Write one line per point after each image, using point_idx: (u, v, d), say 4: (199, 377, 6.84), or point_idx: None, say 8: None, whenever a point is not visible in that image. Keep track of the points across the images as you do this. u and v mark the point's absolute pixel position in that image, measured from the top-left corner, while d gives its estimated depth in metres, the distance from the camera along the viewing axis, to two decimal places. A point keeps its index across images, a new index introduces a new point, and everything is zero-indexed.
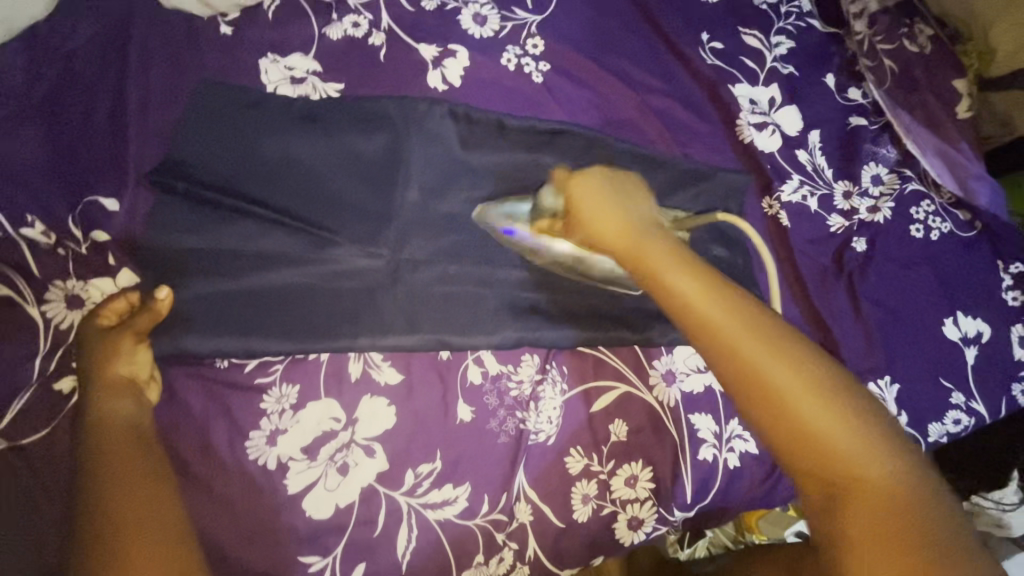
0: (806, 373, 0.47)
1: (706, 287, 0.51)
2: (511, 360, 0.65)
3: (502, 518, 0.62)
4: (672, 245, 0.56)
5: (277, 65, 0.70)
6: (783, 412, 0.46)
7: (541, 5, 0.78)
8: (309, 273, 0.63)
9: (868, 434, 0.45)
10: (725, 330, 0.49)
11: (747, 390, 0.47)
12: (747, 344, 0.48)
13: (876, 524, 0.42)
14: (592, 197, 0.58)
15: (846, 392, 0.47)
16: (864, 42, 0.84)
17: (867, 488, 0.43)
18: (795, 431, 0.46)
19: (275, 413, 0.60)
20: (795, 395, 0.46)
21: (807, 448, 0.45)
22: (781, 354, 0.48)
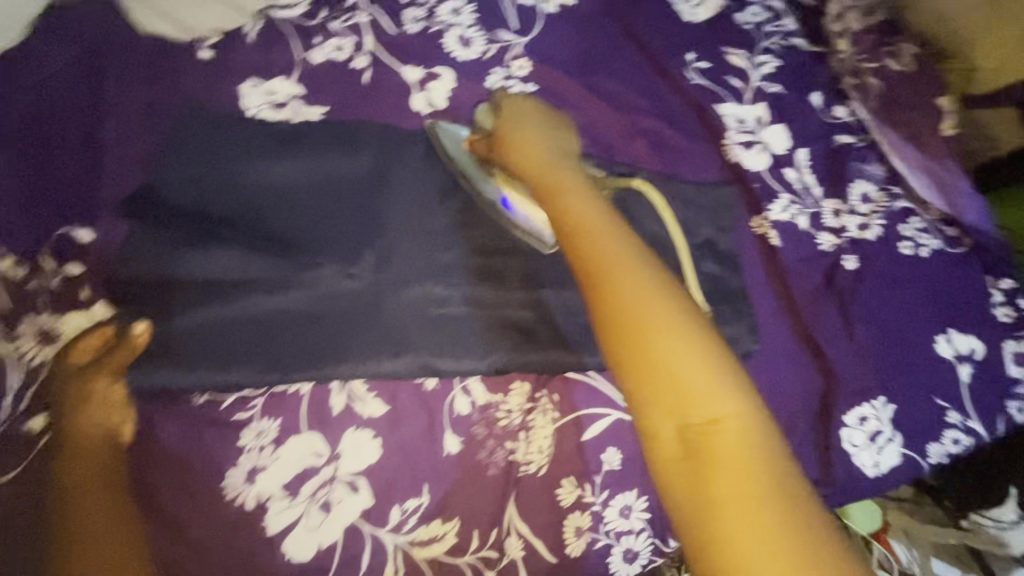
0: (675, 318, 0.47)
1: (598, 235, 0.52)
2: (499, 389, 0.63)
3: (492, 555, 0.59)
4: (585, 192, 0.58)
5: (258, 90, 0.69)
6: (643, 353, 0.45)
7: (526, 27, 0.78)
8: (287, 299, 0.62)
9: (728, 385, 0.44)
10: (608, 268, 0.50)
11: (613, 330, 0.47)
12: (622, 282, 0.49)
13: (729, 482, 0.40)
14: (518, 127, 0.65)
15: (706, 340, 0.46)
16: (847, 60, 0.84)
17: (717, 440, 0.42)
18: (653, 377, 0.45)
19: (255, 449, 0.57)
20: (659, 338, 0.46)
21: (663, 396, 0.44)
22: (654, 297, 0.48)
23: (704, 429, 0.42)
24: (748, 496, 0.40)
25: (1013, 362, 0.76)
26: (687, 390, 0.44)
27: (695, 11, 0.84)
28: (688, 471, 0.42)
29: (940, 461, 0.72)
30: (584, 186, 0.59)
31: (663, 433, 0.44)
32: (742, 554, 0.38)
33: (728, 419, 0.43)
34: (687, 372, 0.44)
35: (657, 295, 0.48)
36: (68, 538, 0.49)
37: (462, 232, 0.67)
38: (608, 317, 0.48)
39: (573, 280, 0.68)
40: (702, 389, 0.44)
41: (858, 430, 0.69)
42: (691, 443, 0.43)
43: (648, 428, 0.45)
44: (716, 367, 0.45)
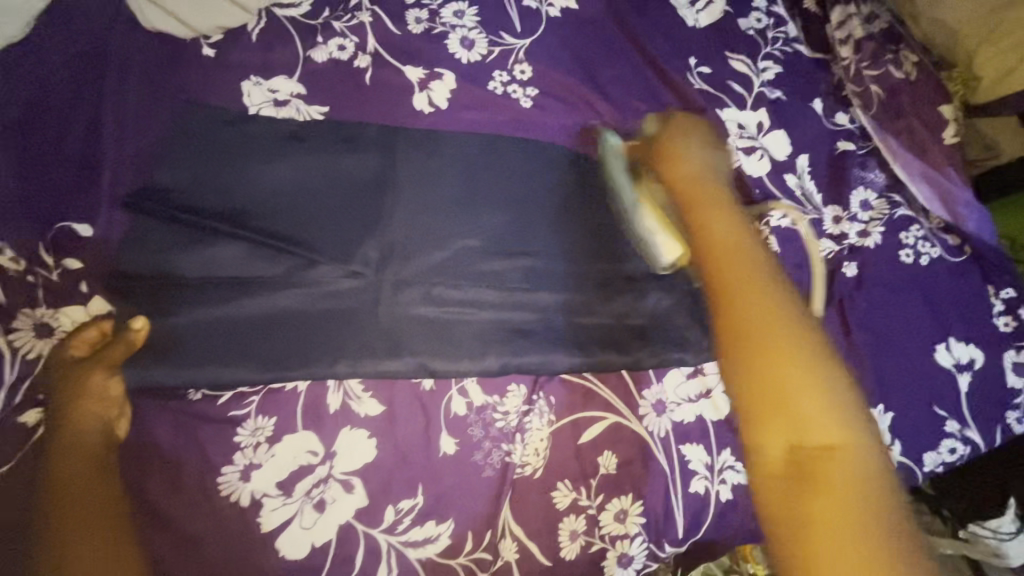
0: (811, 358, 0.52)
1: (732, 269, 0.58)
2: (496, 390, 0.63)
3: (486, 557, 0.59)
4: (733, 226, 0.63)
5: (259, 88, 0.69)
6: (775, 375, 0.51)
7: (528, 30, 0.78)
8: (285, 297, 0.62)
9: (848, 420, 0.49)
10: (746, 298, 0.56)
11: (746, 348, 0.53)
12: (760, 313, 0.55)
13: (828, 505, 0.45)
14: (682, 153, 0.69)
15: (837, 385, 0.51)
16: (850, 67, 0.84)
17: (827, 465, 0.47)
18: (775, 400, 0.50)
19: (250, 446, 0.57)
20: (791, 369, 0.51)
21: (781, 418, 0.50)
22: (791, 336, 0.53)
23: (819, 454, 0.47)
24: (846, 521, 0.44)
25: (1012, 372, 0.75)
26: (810, 418, 0.49)
27: (698, 15, 0.84)
28: (790, 486, 0.47)
29: (937, 469, 0.72)
30: (731, 218, 0.64)
31: (772, 452, 0.49)
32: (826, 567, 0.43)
33: (840, 452, 0.48)
34: (810, 401, 0.50)
35: (796, 334, 0.53)
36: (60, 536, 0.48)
37: (462, 233, 0.67)
38: (739, 340, 0.54)
39: (572, 284, 0.68)
40: (822, 419, 0.49)
41: None
42: (802, 464, 0.47)
43: (756, 442, 0.50)
44: (841, 403, 0.50)
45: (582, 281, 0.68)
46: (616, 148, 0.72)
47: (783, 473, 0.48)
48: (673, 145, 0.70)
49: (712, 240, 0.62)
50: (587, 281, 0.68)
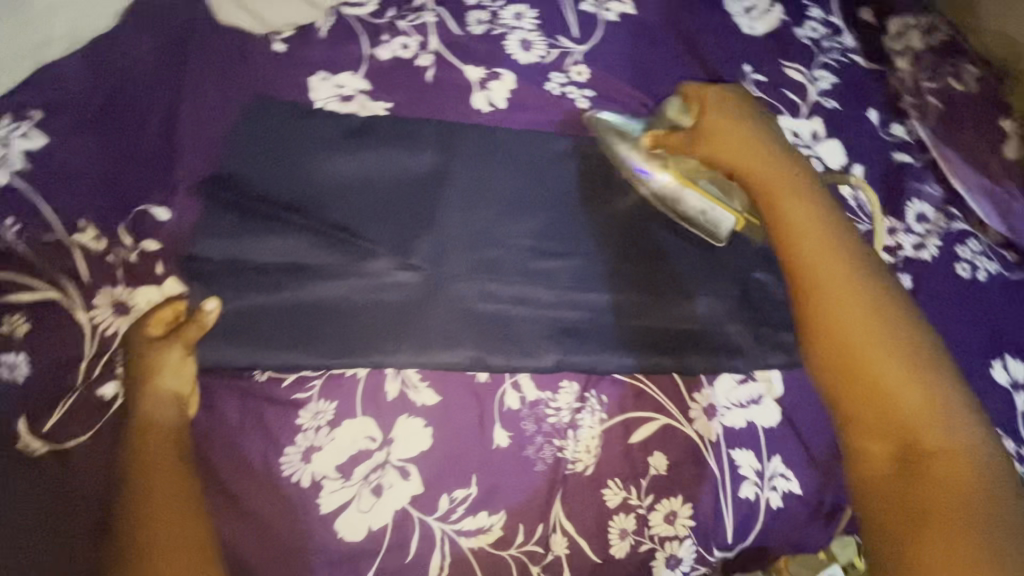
0: (911, 359, 0.53)
1: (828, 269, 0.58)
2: (549, 386, 0.64)
3: (538, 550, 0.59)
4: (822, 219, 0.61)
5: (326, 83, 0.71)
6: (872, 376, 0.53)
7: (586, 34, 0.80)
8: (348, 285, 0.63)
9: (952, 419, 0.51)
10: (843, 298, 0.56)
11: (841, 352, 0.54)
12: (856, 313, 0.55)
13: (937, 503, 0.48)
14: (721, 130, 0.67)
15: (939, 382, 0.52)
16: (906, 79, 0.84)
17: (932, 459, 0.49)
18: (876, 403, 0.52)
19: (311, 429, 0.59)
20: (887, 370, 0.53)
21: (883, 420, 0.52)
22: (886, 336, 0.54)
23: (922, 453, 0.50)
24: (954, 521, 0.46)
25: None
26: (910, 418, 0.51)
27: (753, 23, 0.85)
28: (898, 487, 0.50)
29: None
30: (816, 208, 0.62)
31: (875, 451, 0.52)
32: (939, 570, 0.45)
33: (946, 450, 0.50)
34: (910, 398, 0.52)
35: (890, 335, 0.54)
36: (137, 502, 0.51)
37: (519, 230, 0.69)
38: (835, 344, 0.55)
39: (625, 284, 0.68)
40: (922, 420, 0.51)
41: None
42: (908, 464, 0.50)
43: (862, 444, 0.52)
44: (941, 395, 0.52)
45: (635, 281, 0.69)
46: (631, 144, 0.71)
47: (891, 475, 0.50)
48: (722, 125, 0.68)
49: (800, 235, 0.60)
50: (641, 282, 0.69)
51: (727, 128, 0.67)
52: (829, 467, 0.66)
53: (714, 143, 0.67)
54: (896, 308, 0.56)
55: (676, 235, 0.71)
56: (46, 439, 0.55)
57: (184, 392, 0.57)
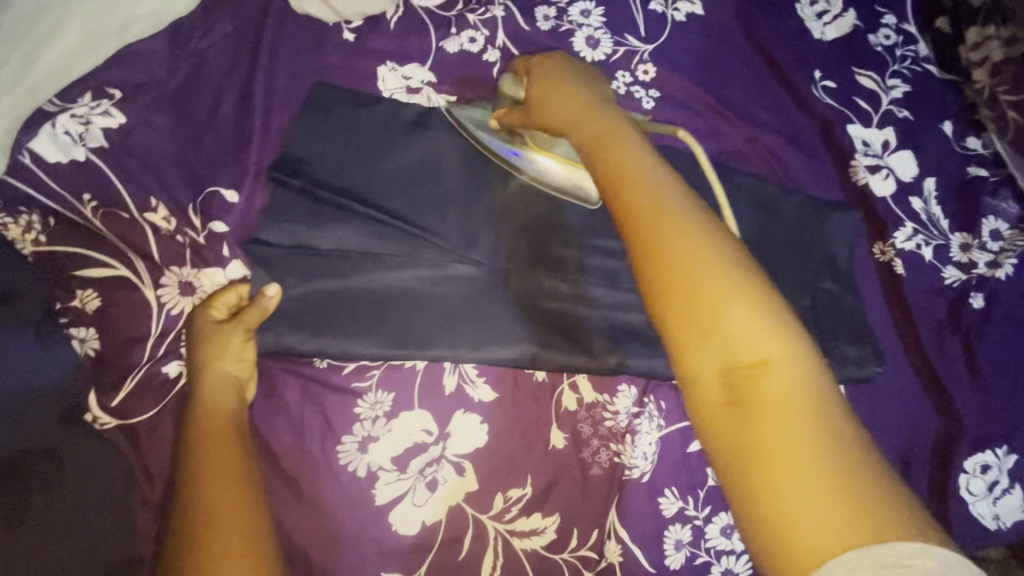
0: (726, 255, 0.39)
1: (637, 172, 0.44)
2: (607, 389, 0.63)
3: (592, 555, 0.58)
4: (615, 120, 0.50)
5: (394, 74, 0.71)
6: (677, 279, 0.38)
7: (653, 33, 0.78)
8: (408, 276, 0.63)
9: (783, 326, 0.37)
10: (635, 187, 0.43)
11: (642, 254, 0.40)
12: (663, 208, 0.41)
13: (778, 437, 0.33)
14: (540, 83, 0.59)
15: (756, 281, 0.38)
16: (984, 91, 0.81)
17: (768, 389, 0.35)
18: (690, 315, 0.38)
19: (369, 419, 0.59)
20: (704, 289, 0.38)
21: (700, 335, 0.37)
22: (710, 234, 0.40)
23: (754, 373, 0.36)
24: (803, 459, 0.32)
25: None
26: (733, 327, 0.37)
27: (825, 28, 0.82)
28: (730, 425, 0.35)
29: None
30: (604, 109, 0.52)
31: (703, 376, 0.37)
32: (802, 532, 0.31)
33: (777, 365, 0.36)
34: (733, 320, 0.37)
35: (711, 230, 0.40)
36: (191, 473, 0.49)
37: (580, 229, 0.68)
38: (650, 274, 0.40)
39: None
40: (755, 330, 0.37)
41: (978, 477, 0.65)
42: (736, 388, 0.36)
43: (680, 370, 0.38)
44: (778, 319, 0.37)
45: None
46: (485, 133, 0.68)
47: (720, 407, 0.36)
48: (541, 74, 0.60)
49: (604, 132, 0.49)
50: None
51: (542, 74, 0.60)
52: None
53: (541, 88, 0.58)
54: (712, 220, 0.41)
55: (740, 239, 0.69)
56: (113, 414, 0.56)
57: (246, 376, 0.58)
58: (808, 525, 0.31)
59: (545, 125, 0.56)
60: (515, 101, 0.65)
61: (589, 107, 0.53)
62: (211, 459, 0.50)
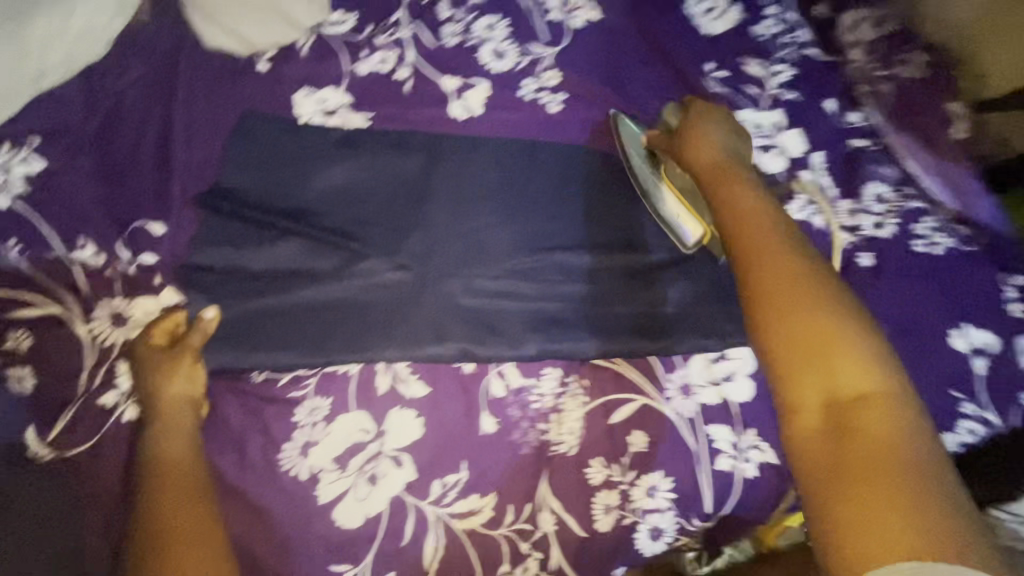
0: (836, 317, 0.54)
1: (764, 251, 0.58)
2: (532, 373, 0.68)
3: (527, 527, 0.62)
4: (743, 192, 0.64)
5: (309, 98, 0.75)
6: (794, 329, 0.54)
7: (555, 38, 0.83)
8: (338, 287, 0.67)
9: (881, 375, 0.51)
10: (758, 256, 0.58)
11: (762, 308, 0.56)
12: (779, 273, 0.57)
13: (862, 454, 0.48)
14: (703, 130, 0.70)
15: (860, 340, 0.53)
16: (861, 70, 0.87)
17: (860, 417, 0.50)
18: (801, 357, 0.53)
19: (308, 425, 0.62)
20: (815, 339, 0.53)
21: (810, 374, 0.53)
22: (825, 299, 0.55)
23: (850, 405, 0.51)
24: (881, 474, 0.46)
25: None
26: (839, 371, 0.52)
27: (714, 24, 0.88)
28: (824, 442, 0.50)
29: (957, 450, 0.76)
30: (738, 177, 0.66)
31: (807, 404, 0.52)
32: (865, 527, 0.45)
33: (869, 402, 0.50)
34: (842, 366, 0.52)
35: (824, 295, 0.55)
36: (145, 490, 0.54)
37: (501, 228, 0.73)
38: (769, 325, 0.55)
39: (601, 274, 0.73)
40: (854, 374, 0.51)
41: None
42: (835, 414, 0.51)
43: (787, 396, 0.53)
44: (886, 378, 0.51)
45: (610, 271, 0.72)
46: (630, 149, 0.76)
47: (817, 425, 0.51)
48: (692, 120, 0.71)
49: (733, 202, 0.63)
50: (618, 271, 0.72)
51: (693, 120, 0.71)
52: None
53: (687, 140, 0.70)
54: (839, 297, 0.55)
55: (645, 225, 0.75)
56: (52, 447, 0.59)
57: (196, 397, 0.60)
58: (871, 523, 0.44)
59: (692, 169, 0.69)
60: (666, 127, 0.76)
61: (722, 164, 0.68)
62: (165, 483, 0.54)
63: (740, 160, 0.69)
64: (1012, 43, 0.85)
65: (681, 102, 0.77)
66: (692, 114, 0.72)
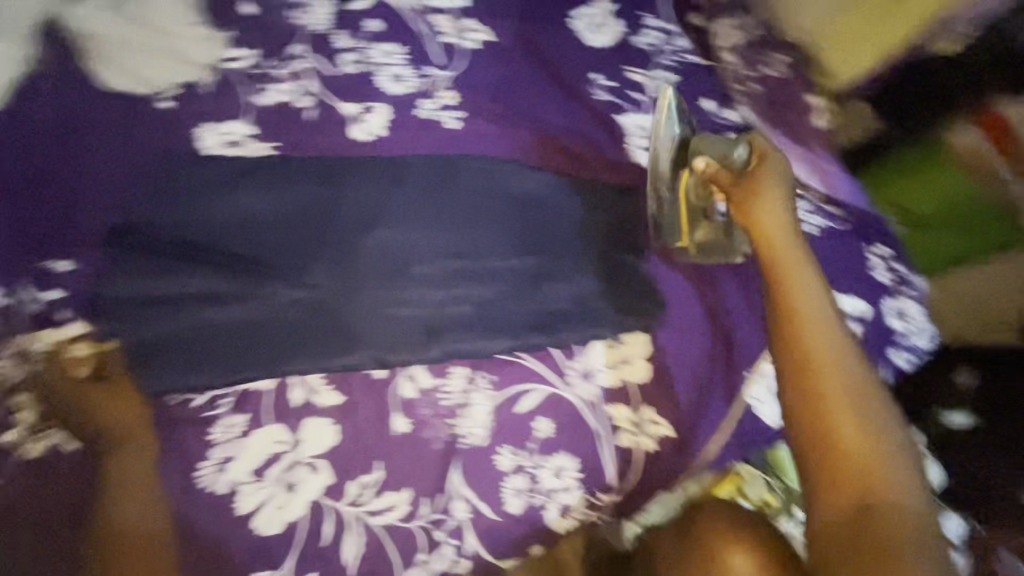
0: (873, 426, 0.60)
1: (817, 349, 0.64)
2: (440, 373, 0.72)
3: (440, 517, 0.67)
4: (807, 284, 0.69)
5: (213, 131, 0.78)
6: (832, 425, 0.60)
7: (450, 60, 0.89)
8: (248, 307, 0.71)
9: (912, 488, 0.58)
10: (812, 351, 0.64)
11: (806, 399, 0.62)
12: (829, 373, 0.62)
13: (881, 551, 0.53)
14: (767, 193, 0.75)
15: (895, 452, 0.59)
16: (734, 72, 0.97)
17: (887, 521, 0.55)
18: (836, 451, 0.59)
19: (224, 442, 0.66)
20: (852, 441, 0.59)
21: (844, 470, 0.58)
22: (868, 407, 0.61)
23: (879, 505, 0.56)
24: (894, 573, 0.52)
25: (893, 317, 0.86)
26: (874, 475, 0.58)
27: (598, 36, 0.96)
28: (847, 531, 0.56)
29: None
30: (800, 267, 0.70)
31: (839, 496, 0.58)
32: None
33: (896, 508, 0.56)
34: (876, 471, 0.58)
35: (867, 403, 0.61)
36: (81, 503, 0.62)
37: (408, 244, 0.78)
38: (806, 413, 0.61)
39: (502, 276, 0.78)
40: (887, 482, 0.57)
41: (761, 384, 0.81)
42: (863, 510, 0.56)
43: (818, 483, 0.59)
44: (911, 483, 0.58)
45: (513, 273, 0.78)
46: (666, 146, 0.81)
47: (846, 516, 0.56)
48: (757, 178, 0.76)
49: (792, 291, 0.68)
50: (518, 271, 0.79)
51: (756, 184, 0.76)
52: (693, 407, 0.78)
53: (748, 201, 0.75)
54: (880, 404, 0.62)
55: (542, 227, 0.82)
56: None
57: (126, 424, 0.64)
58: None
59: (744, 226, 0.74)
60: (729, 156, 0.77)
61: (774, 236, 0.73)
62: (94, 495, 0.62)
63: (796, 230, 0.74)
64: (853, 44, 0.98)
65: (751, 139, 0.79)
66: (755, 170, 0.77)
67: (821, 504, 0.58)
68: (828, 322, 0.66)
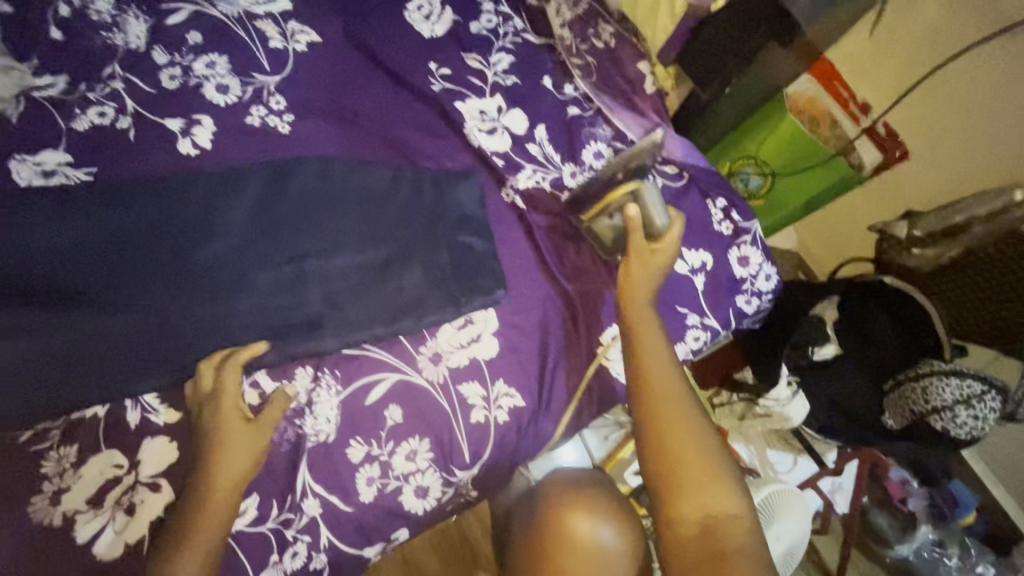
0: (709, 451, 0.70)
1: (663, 388, 0.72)
2: (285, 376, 0.73)
3: (290, 516, 0.69)
4: (656, 331, 0.75)
5: (26, 163, 0.75)
6: (675, 458, 0.69)
7: (278, 65, 0.88)
8: (72, 335, 0.70)
9: (739, 500, 0.68)
10: (658, 391, 0.72)
11: (655, 435, 0.70)
12: (672, 413, 0.71)
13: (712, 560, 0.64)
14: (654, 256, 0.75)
15: (729, 472, 0.69)
16: (570, 48, 0.99)
17: (720, 533, 0.66)
18: (675, 477, 0.68)
19: (56, 474, 0.66)
20: (692, 468, 0.68)
21: (684, 493, 0.68)
22: (705, 438, 0.70)
23: (712, 520, 0.66)
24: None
25: (737, 265, 0.91)
26: (705, 494, 0.67)
27: (434, 27, 0.97)
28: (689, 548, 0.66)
29: (688, 357, 0.89)
30: (652, 317, 0.76)
31: (681, 514, 0.67)
32: None
33: (726, 520, 0.67)
34: (710, 492, 0.68)
35: (702, 433, 0.70)
36: None
37: (244, 254, 0.77)
38: (656, 451, 0.70)
39: (344, 274, 0.79)
40: (718, 498, 0.68)
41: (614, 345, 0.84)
42: (702, 527, 0.66)
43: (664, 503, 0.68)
44: (738, 491, 0.69)
45: (355, 269, 0.79)
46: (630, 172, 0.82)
47: (685, 533, 0.66)
48: (660, 244, 0.76)
49: (643, 338, 0.75)
50: (361, 266, 0.79)
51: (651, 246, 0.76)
52: (543, 377, 0.81)
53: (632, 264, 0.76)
54: (711, 429, 0.71)
55: (382, 221, 0.82)
56: None
57: None
58: None
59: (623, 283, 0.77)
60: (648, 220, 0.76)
61: (641, 292, 0.76)
62: None
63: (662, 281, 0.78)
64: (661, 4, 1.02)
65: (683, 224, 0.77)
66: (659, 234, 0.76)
67: (669, 523, 0.68)
68: (672, 367, 0.73)
